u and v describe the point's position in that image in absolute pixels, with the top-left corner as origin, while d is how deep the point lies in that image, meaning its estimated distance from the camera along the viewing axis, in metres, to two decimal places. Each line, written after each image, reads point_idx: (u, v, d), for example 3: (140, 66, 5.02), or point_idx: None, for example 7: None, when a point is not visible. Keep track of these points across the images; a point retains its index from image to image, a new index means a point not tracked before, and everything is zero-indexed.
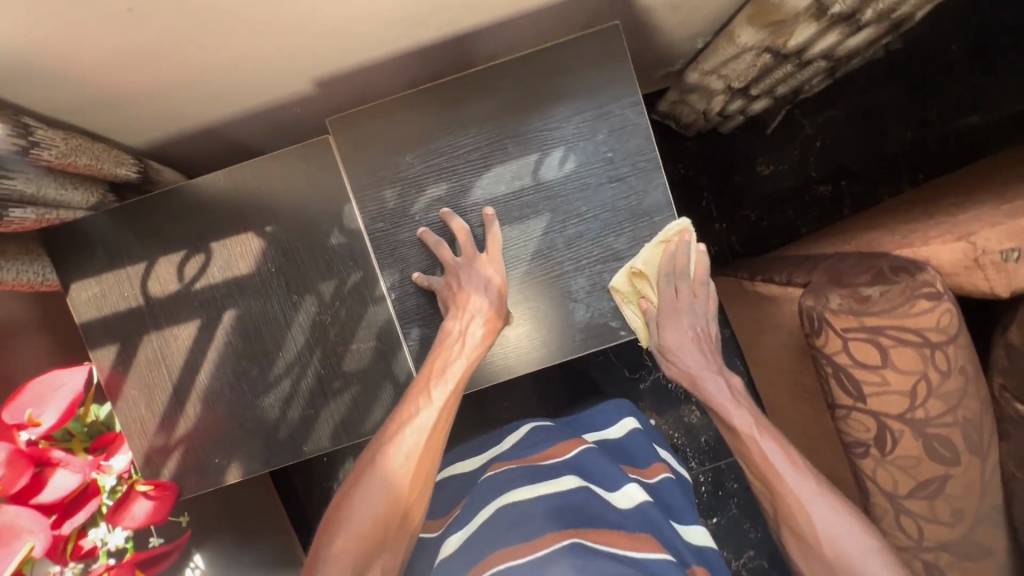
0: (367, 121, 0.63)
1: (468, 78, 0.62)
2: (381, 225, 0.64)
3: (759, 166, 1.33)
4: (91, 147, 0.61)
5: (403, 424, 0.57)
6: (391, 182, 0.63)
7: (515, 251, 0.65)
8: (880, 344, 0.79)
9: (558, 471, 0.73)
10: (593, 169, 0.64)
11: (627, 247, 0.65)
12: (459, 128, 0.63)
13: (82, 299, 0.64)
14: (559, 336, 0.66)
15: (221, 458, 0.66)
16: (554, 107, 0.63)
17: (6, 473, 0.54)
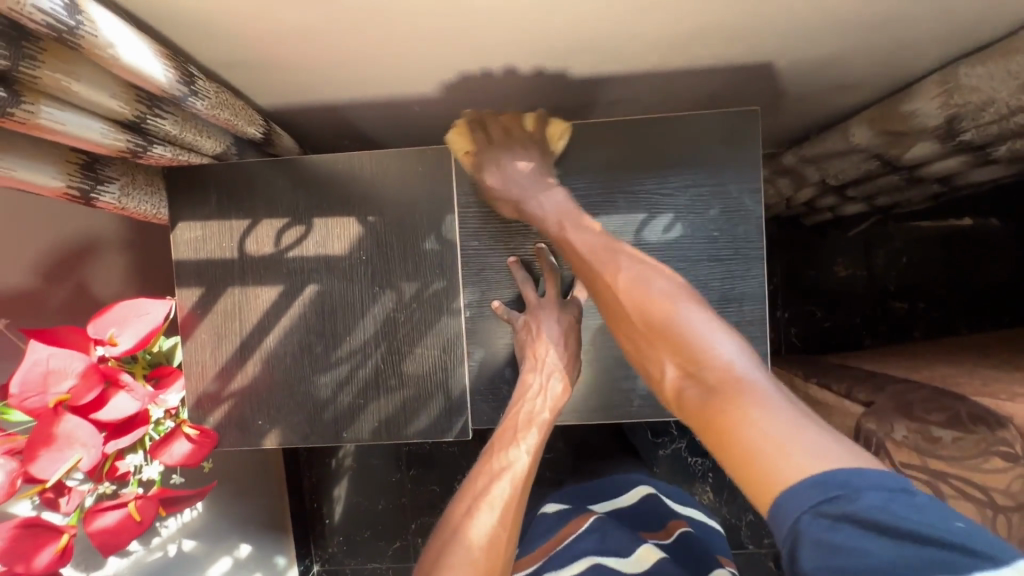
0: (487, 142, 0.64)
1: (597, 126, 0.62)
2: (475, 243, 0.65)
3: (838, 267, 1.30)
4: (233, 102, 0.64)
5: (494, 476, 0.55)
6: (495, 205, 0.64)
7: (596, 303, 0.64)
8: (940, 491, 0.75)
9: (571, 557, 0.72)
10: (697, 244, 0.63)
11: None
12: (574, 171, 0.63)
13: (184, 239, 0.67)
14: (619, 397, 0.65)
15: (264, 422, 0.68)
16: (674, 175, 0.62)
17: (78, 383, 0.57)
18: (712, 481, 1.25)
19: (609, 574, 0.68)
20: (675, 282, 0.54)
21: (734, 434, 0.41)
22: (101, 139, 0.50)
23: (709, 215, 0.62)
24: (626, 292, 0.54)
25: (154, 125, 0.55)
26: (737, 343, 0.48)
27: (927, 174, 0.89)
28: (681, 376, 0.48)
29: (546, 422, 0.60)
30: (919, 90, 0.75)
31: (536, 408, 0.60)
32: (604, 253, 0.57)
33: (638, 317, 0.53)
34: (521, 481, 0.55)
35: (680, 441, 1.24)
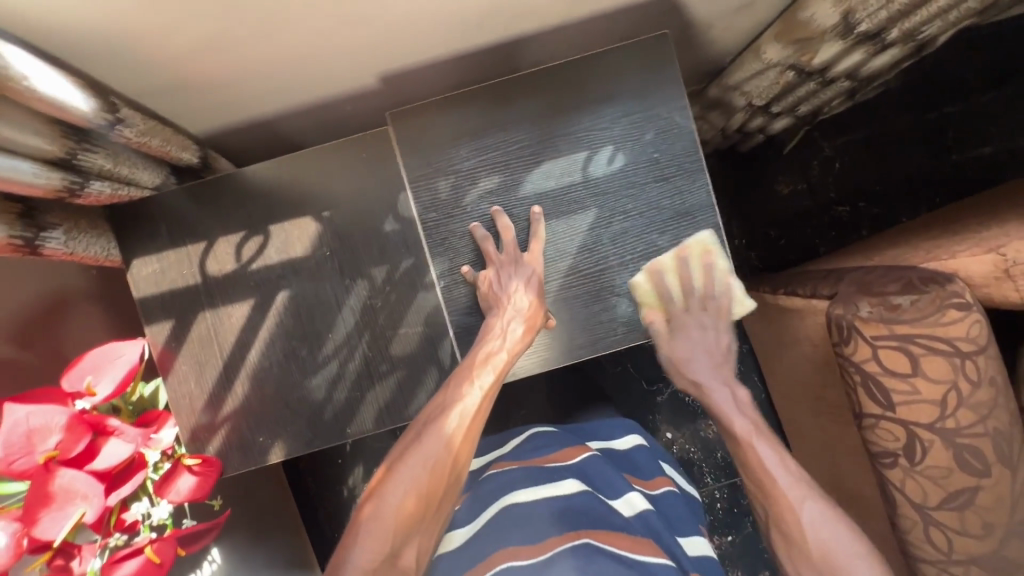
0: (421, 117, 0.65)
1: (522, 79, 0.65)
2: (433, 215, 0.65)
3: (779, 185, 1.37)
4: (163, 129, 0.64)
5: (448, 406, 0.57)
6: (444, 173, 0.65)
7: (560, 245, 0.66)
8: (910, 351, 0.81)
9: (560, 474, 0.76)
10: (640, 169, 0.66)
11: (670, 245, 0.66)
12: (511, 125, 0.65)
13: (143, 275, 0.66)
14: (601, 330, 0.68)
15: (265, 438, 0.67)
16: (604, 109, 0.66)
17: (65, 436, 0.55)
18: None
19: (599, 505, 0.72)
20: (778, 450, 0.64)
21: None
22: (35, 180, 0.49)
23: (646, 141, 0.66)
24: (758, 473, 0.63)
25: (87, 160, 0.54)
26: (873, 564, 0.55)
27: (836, 74, 0.96)
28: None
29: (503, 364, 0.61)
30: None
31: (494, 345, 0.62)
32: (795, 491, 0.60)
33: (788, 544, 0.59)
34: (474, 415, 0.58)
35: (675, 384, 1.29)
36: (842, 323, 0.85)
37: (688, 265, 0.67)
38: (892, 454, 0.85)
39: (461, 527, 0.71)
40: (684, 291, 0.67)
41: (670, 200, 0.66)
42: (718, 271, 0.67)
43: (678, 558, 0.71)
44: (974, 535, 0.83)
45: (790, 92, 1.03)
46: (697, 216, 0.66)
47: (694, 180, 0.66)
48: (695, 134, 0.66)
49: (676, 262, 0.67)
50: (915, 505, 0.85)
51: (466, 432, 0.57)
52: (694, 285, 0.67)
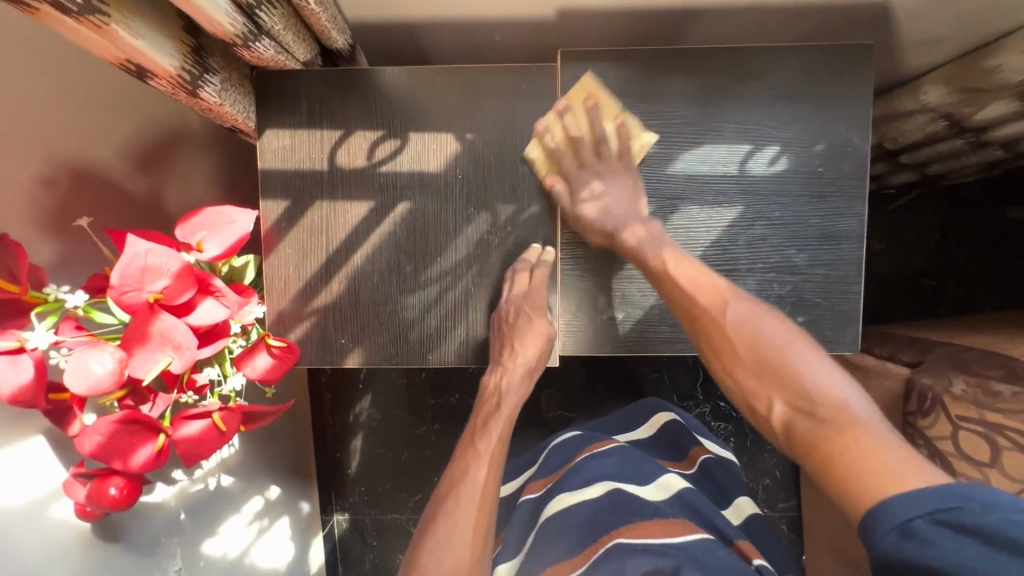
0: (593, 63, 0.62)
1: (706, 52, 0.61)
2: (577, 168, 0.63)
3: (874, 240, 1.30)
4: (333, 6, 0.61)
5: (454, 481, 0.57)
6: (599, 128, 0.63)
7: (694, 234, 0.64)
8: (996, 442, 0.77)
9: (587, 478, 0.73)
10: (800, 177, 0.63)
11: (806, 263, 0.64)
12: (680, 97, 0.62)
13: (271, 147, 0.64)
14: None
15: (347, 341, 0.66)
16: (783, 104, 0.62)
17: (173, 283, 0.55)
18: (733, 446, 1.24)
19: (630, 497, 0.69)
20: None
21: (867, 478, 0.41)
22: (221, 17, 0.47)
23: (814, 151, 0.62)
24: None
25: (265, 14, 0.52)
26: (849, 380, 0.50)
27: (994, 140, 0.90)
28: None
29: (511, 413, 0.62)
30: (1008, 45, 0.74)
31: (505, 391, 0.63)
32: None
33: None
34: (490, 462, 0.58)
35: (705, 405, 1.24)
36: (927, 393, 0.85)
37: (817, 290, 0.64)
38: None
39: (509, 550, 0.71)
40: (805, 315, 0.64)
41: (820, 219, 0.63)
42: (848, 302, 0.64)
43: (721, 530, 0.69)
44: None
45: (933, 146, 0.97)
46: (843, 243, 0.63)
47: (851, 204, 0.63)
48: (867, 158, 0.62)
49: (807, 283, 0.64)
50: None
51: (490, 475, 0.57)
52: (817, 313, 0.64)
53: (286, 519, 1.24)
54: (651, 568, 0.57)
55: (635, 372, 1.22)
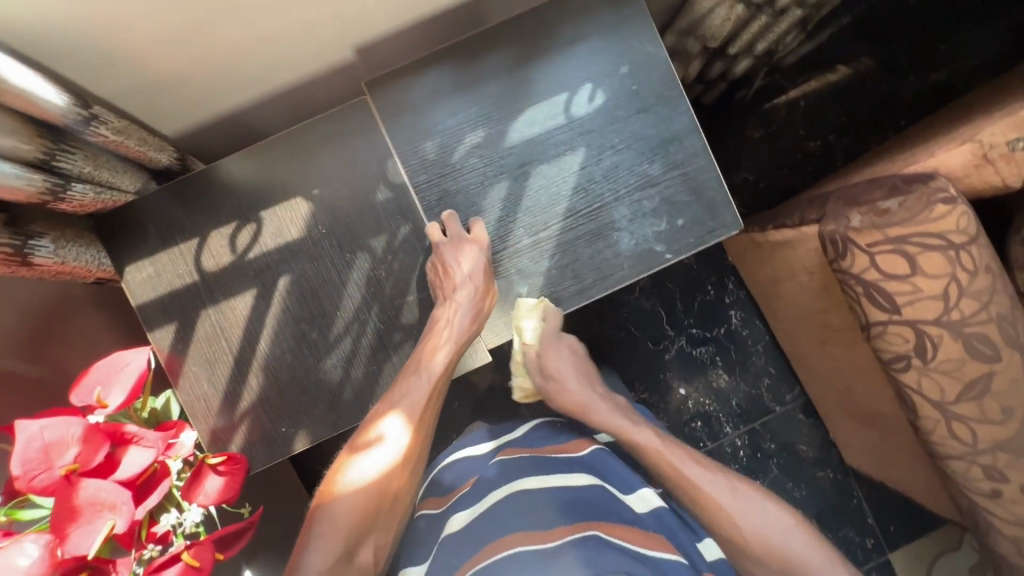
0: (397, 80, 0.65)
1: (493, 31, 0.65)
2: (427, 178, 0.66)
3: (751, 129, 1.37)
4: (139, 130, 0.62)
5: (391, 405, 0.60)
6: (429, 134, 0.65)
7: (555, 189, 0.67)
8: (907, 252, 0.82)
9: (572, 468, 0.66)
10: (621, 103, 0.67)
11: (661, 172, 0.67)
12: (488, 78, 0.66)
13: (138, 281, 0.65)
14: (607, 265, 0.68)
15: (288, 427, 0.66)
16: (579, 47, 0.66)
17: (84, 448, 0.53)
18: (722, 361, 1.25)
19: (609, 497, 0.62)
20: (689, 453, 0.67)
21: None
22: (18, 182, 0.47)
23: (624, 73, 0.67)
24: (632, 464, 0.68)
25: (66, 163, 0.53)
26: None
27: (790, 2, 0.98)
28: None
29: (453, 350, 0.63)
30: None
31: (450, 323, 0.63)
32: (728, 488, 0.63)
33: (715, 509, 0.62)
34: (427, 396, 0.61)
35: (680, 336, 1.25)
36: (836, 238, 0.86)
37: (682, 192, 0.67)
38: (905, 357, 0.86)
39: (464, 508, 0.65)
40: (683, 217, 0.67)
41: (658, 127, 0.67)
42: (713, 190, 0.67)
43: (693, 558, 0.59)
44: (996, 421, 0.85)
45: (744, 29, 1.04)
46: (686, 139, 0.67)
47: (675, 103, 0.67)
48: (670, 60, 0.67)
49: (674, 188, 0.67)
50: (934, 404, 0.87)
51: (421, 416, 0.61)
52: (690, 212, 0.67)
53: None
54: (625, 568, 0.49)
55: (599, 338, 1.24)
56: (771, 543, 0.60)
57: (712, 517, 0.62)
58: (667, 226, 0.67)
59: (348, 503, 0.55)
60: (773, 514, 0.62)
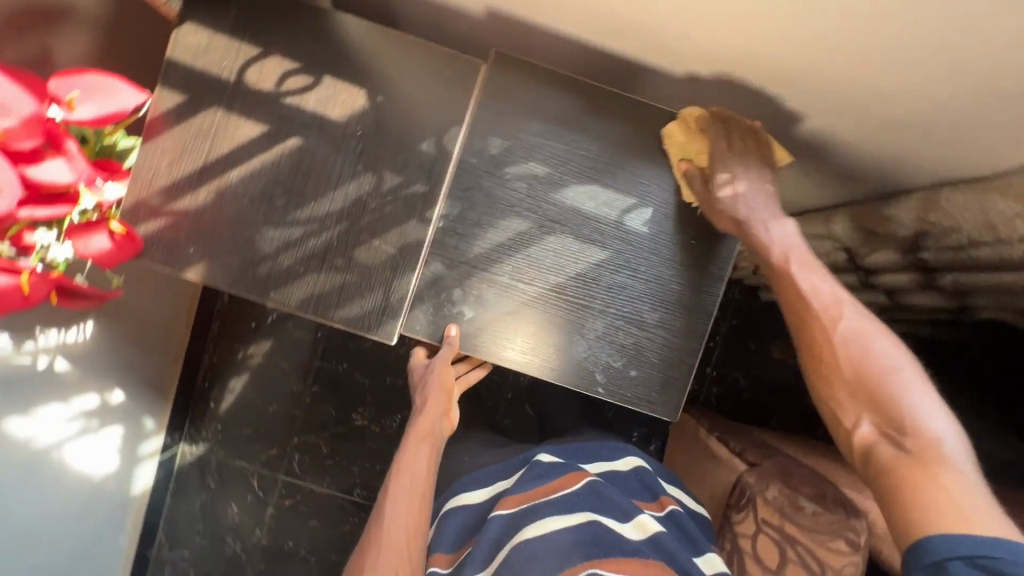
0: (526, 77, 0.67)
1: (618, 105, 0.68)
2: (481, 169, 0.67)
3: (774, 349, 1.39)
4: None
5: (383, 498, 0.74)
6: (506, 133, 0.67)
7: (564, 261, 0.69)
8: (784, 552, 0.81)
9: (569, 509, 0.69)
10: (664, 244, 0.70)
11: (649, 320, 0.70)
12: (585, 134, 0.68)
13: (185, 41, 0.63)
14: (553, 351, 0.70)
15: (195, 252, 0.65)
16: (666, 174, 0.70)
17: (18, 127, 0.52)
18: None
19: (613, 536, 0.68)
20: (888, 344, 0.54)
21: (928, 495, 0.46)
22: None
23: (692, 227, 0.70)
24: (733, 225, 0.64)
25: None
26: (949, 424, 0.50)
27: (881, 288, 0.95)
28: (876, 437, 0.51)
29: (419, 437, 0.77)
30: (905, 200, 0.78)
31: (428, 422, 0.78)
32: (811, 267, 0.60)
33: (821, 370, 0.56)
34: (424, 477, 0.74)
35: None
36: (747, 491, 0.86)
37: (651, 347, 0.70)
38: None
39: (474, 567, 0.67)
40: (637, 368, 0.71)
41: (680, 289, 0.70)
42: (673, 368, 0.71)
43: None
44: None
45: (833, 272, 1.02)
46: (692, 314, 0.71)
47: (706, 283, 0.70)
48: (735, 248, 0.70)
49: (651, 343, 0.70)
50: None
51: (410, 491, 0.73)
52: (644, 366, 0.71)
53: (118, 429, 1.22)
54: None
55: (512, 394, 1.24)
56: (876, 373, 0.53)
57: (820, 367, 0.56)
58: (620, 364, 0.70)
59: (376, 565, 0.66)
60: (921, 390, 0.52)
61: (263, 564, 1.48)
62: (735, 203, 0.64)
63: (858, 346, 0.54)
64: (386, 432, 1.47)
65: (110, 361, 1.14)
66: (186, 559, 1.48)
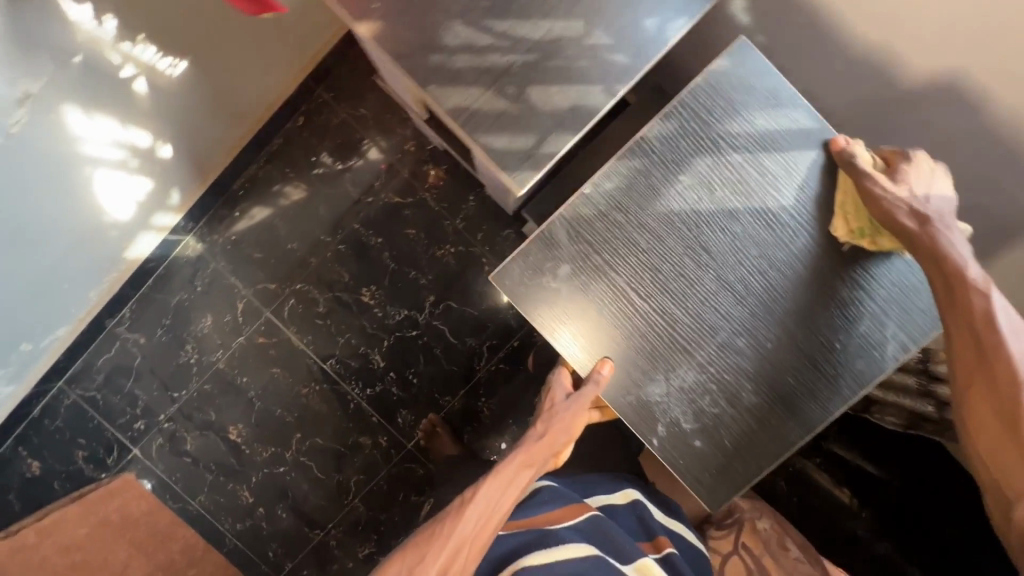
0: (765, 202, 0.91)
1: (775, 183, 0.91)
2: (687, 246, 0.92)
3: None
4: None
5: (458, 504, 0.77)
6: (688, 172, 0.91)
7: (689, 297, 0.92)
8: None
9: (569, 540, 0.81)
10: (775, 320, 0.92)
11: (734, 374, 0.93)
12: (748, 200, 0.91)
13: None
14: (648, 364, 0.93)
15: (376, 10, 0.74)
16: (800, 260, 0.92)
17: None
18: None
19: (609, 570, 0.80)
20: None
21: None
22: None
23: (821, 363, 0.92)
24: (929, 242, 0.80)
25: None
26: None
27: None
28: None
29: (522, 468, 0.86)
30: None
31: (526, 462, 0.87)
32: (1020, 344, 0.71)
33: (1012, 452, 0.67)
34: (502, 511, 0.79)
35: None
36: None
37: (729, 394, 0.94)
38: None
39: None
40: (706, 421, 0.94)
41: (775, 402, 0.93)
42: (741, 422, 0.94)
43: None
44: None
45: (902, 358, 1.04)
46: (772, 429, 0.94)
47: (796, 410, 0.93)
48: (868, 382, 0.92)
49: (726, 419, 0.94)
50: None
51: (489, 514, 0.77)
52: (718, 408, 0.94)
53: (148, 185, 1.16)
54: None
55: None
56: None
57: (994, 444, 0.69)
58: (691, 426, 0.94)
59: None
60: None
61: (208, 386, 1.43)
62: (942, 235, 0.79)
63: None
64: (386, 320, 1.43)
65: (193, 104, 1.10)
66: (137, 345, 1.42)
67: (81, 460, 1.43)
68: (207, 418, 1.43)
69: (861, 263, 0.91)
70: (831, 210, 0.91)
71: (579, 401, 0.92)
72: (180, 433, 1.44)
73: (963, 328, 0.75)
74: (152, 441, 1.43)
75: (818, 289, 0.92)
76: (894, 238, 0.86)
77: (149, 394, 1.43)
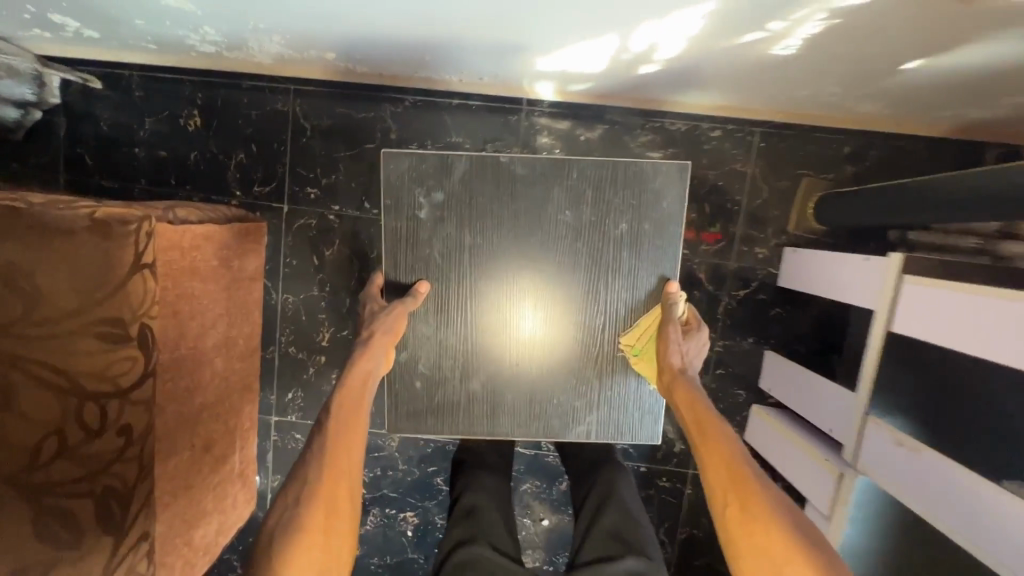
0: (605, 278, 1.03)
1: (598, 252, 1.02)
2: (522, 255, 1.02)
3: None
4: None
5: (312, 445, 0.71)
6: (577, 201, 1.01)
7: (491, 287, 1.04)
8: None
9: None
10: (539, 352, 1.05)
11: (478, 362, 1.06)
12: (574, 241, 1.02)
13: None
14: (433, 316, 1.04)
15: None
16: (579, 313, 1.04)
17: None
18: None
19: None
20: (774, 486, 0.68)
21: None
22: None
23: (535, 407, 1.07)
24: (687, 390, 0.87)
25: None
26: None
27: None
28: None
29: (356, 380, 0.82)
30: None
31: (373, 360, 0.87)
32: (715, 429, 0.77)
33: (731, 500, 0.67)
34: (360, 444, 0.75)
35: None
36: None
37: (449, 367, 1.05)
38: None
39: None
40: (426, 379, 1.06)
41: (488, 393, 1.07)
42: (450, 398, 1.06)
43: None
44: None
45: None
46: (469, 416, 1.07)
47: (494, 420, 1.07)
48: (547, 436, 1.08)
49: (447, 386, 1.06)
50: None
51: (353, 457, 0.73)
52: (422, 372, 1.06)
53: (591, 71, 0.94)
54: None
55: None
56: (774, 518, 0.63)
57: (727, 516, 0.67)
58: (424, 368, 1.05)
59: (309, 509, 0.65)
60: (825, 550, 0.60)
61: None
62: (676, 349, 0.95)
63: (772, 504, 0.65)
64: None
65: (728, 73, 0.90)
66: (384, 134, 1.20)
67: (234, 160, 1.23)
68: (365, 249, 1.24)
69: (620, 368, 1.05)
70: (633, 321, 1.04)
71: (393, 316, 0.93)
72: (333, 234, 1.24)
73: (698, 435, 0.78)
74: (303, 214, 1.23)
75: (593, 360, 1.06)
76: (648, 365, 1.02)
77: (346, 179, 1.22)
